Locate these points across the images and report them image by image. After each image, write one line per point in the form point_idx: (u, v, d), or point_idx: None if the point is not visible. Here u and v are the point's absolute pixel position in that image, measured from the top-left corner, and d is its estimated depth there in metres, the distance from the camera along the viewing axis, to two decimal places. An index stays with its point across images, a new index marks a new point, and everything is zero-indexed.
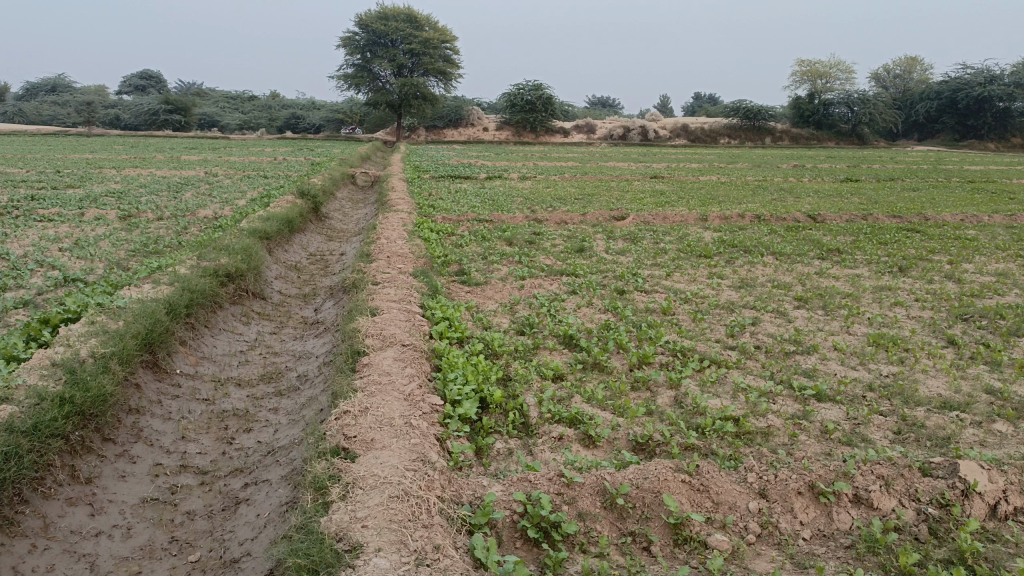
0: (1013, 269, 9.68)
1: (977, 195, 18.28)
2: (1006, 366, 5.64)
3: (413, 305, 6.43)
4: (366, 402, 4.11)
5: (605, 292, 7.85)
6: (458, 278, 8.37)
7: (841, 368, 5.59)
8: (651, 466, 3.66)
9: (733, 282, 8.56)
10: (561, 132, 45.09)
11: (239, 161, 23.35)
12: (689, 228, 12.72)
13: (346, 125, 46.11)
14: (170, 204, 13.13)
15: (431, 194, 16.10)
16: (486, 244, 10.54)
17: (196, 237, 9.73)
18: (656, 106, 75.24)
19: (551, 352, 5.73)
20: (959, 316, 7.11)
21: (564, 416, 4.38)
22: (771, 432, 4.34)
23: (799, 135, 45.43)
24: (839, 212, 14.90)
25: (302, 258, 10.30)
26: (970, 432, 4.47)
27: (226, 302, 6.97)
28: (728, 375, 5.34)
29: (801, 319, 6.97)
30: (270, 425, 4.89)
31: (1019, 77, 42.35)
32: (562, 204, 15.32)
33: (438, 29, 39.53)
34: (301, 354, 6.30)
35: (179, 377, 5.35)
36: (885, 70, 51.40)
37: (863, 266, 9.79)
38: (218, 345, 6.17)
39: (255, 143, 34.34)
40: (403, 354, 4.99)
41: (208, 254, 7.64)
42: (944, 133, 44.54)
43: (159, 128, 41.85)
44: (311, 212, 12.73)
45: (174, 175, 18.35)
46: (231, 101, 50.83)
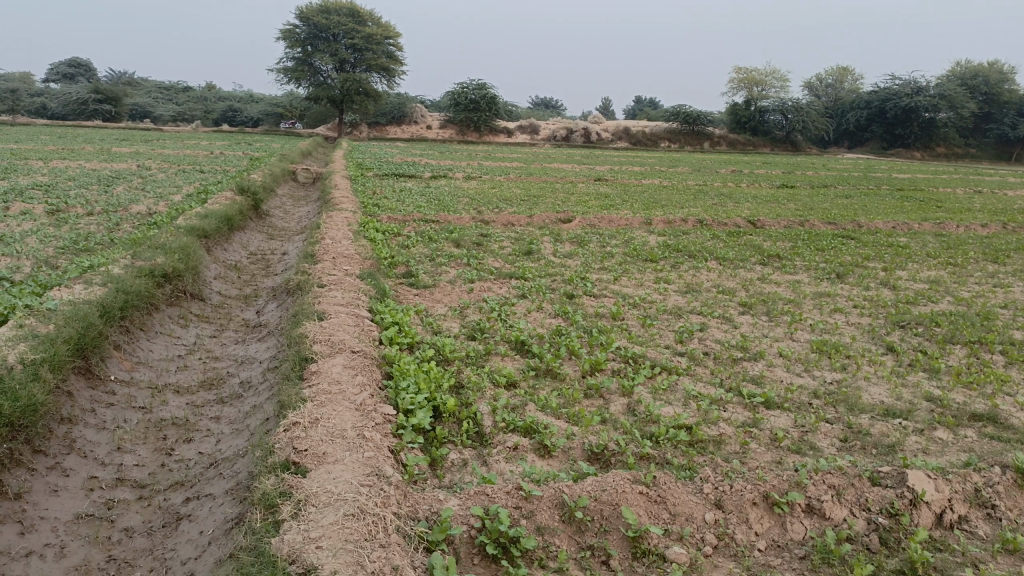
0: (943, 277, 10.04)
1: (906, 203, 18.96)
2: (943, 373, 5.83)
3: (362, 308, 6.28)
4: (316, 412, 3.97)
5: (554, 296, 7.84)
6: (406, 280, 8.25)
7: (788, 374, 5.68)
8: (609, 477, 3.64)
9: (679, 287, 8.65)
10: (505, 132, 45.15)
11: (174, 154, 22.63)
12: (635, 232, 12.84)
13: (285, 119, 45.26)
14: (100, 198, 12.60)
15: (375, 193, 15.88)
16: (433, 245, 10.42)
17: (130, 234, 9.35)
18: (599, 108, 76.06)
19: (502, 358, 5.67)
20: (897, 323, 7.32)
21: (519, 425, 4.33)
22: (724, 440, 4.37)
23: (736, 141, 46.46)
24: (778, 217, 15.25)
25: (242, 257, 10.01)
26: (913, 439, 4.60)
27: (163, 303, 6.70)
28: (680, 382, 5.36)
29: (747, 325, 7.07)
30: (211, 435, 4.70)
31: (944, 88, 44.08)
32: (508, 205, 15.29)
33: (381, 25, 39.07)
34: (243, 359, 6.09)
35: (114, 384, 5.10)
36: (819, 80, 52.99)
37: (802, 272, 10.02)
38: (154, 349, 5.92)
39: (191, 136, 33.41)
40: (353, 362, 4.86)
41: (144, 253, 7.34)
42: (873, 141, 46.14)
43: (88, 118, 40.32)
44: (251, 210, 12.39)
45: (105, 168, 17.66)
46: (165, 92, 49.27)
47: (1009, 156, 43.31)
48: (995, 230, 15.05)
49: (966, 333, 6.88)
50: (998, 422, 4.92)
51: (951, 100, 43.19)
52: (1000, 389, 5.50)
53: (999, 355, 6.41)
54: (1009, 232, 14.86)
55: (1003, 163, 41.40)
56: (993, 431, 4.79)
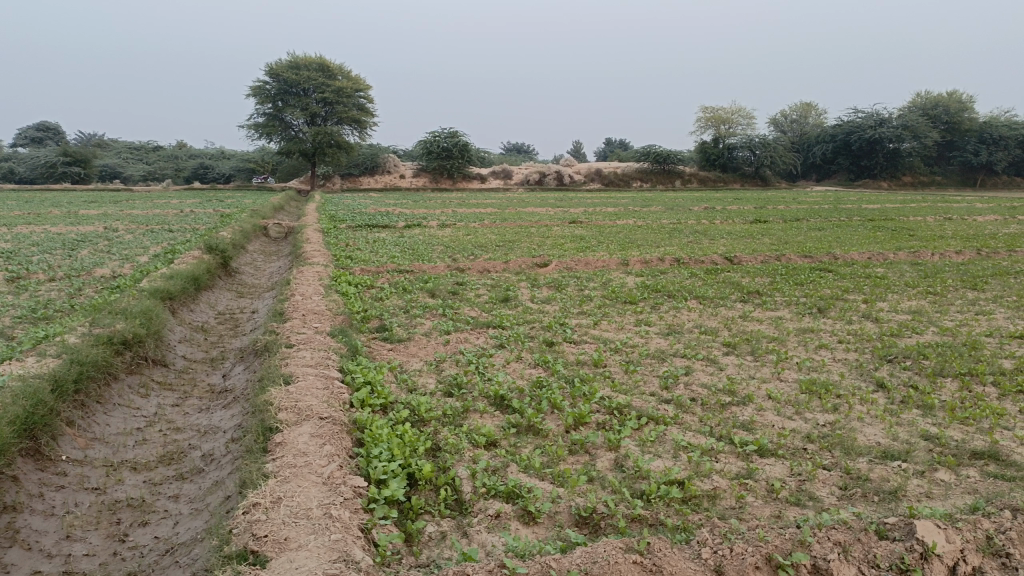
0: (925, 306, 9.95)
1: (878, 233, 19.09)
2: (937, 410, 5.64)
3: (332, 369, 5.99)
4: (278, 491, 3.66)
5: (533, 344, 7.60)
6: (380, 335, 7.98)
7: (779, 418, 5.44)
8: (599, 547, 3.35)
9: (661, 329, 8.46)
10: (478, 178, 45.34)
11: (142, 214, 22.32)
12: (612, 274, 12.71)
13: (257, 174, 45.20)
14: (64, 263, 12.24)
15: (348, 244, 15.64)
16: (407, 297, 10.17)
17: (91, 299, 9.03)
18: (570, 151, 77.16)
19: (481, 415, 5.39)
20: (884, 358, 7.15)
21: (501, 490, 4.06)
22: (718, 495, 4.12)
23: (707, 178, 47.01)
24: (754, 252, 15.19)
25: (210, 317, 9.70)
26: (915, 483, 4.38)
27: (122, 372, 6.37)
28: (668, 433, 5.09)
29: (732, 366, 6.85)
30: (169, 516, 4.35)
31: (905, 119, 45.07)
32: (483, 251, 15.12)
33: (350, 78, 39.31)
34: (206, 429, 5.74)
35: (65, 464, 4.76)
36: (783, 116, 54.04)
37: (783, 307, 9.88)
38: (112, 423, 5.57)
39: (160, 195, 33.07)
40: (321, 430, 4.55)
41: (103, 319, 7.01)
42: (839, 173, 47.10)
43: (57, 181, 39.87)
44: (220, 268, 12.11)
45: (70, 231, 17.29)
46: (134, 152, 48.95)
47: (973, 182, 44.18)
48: (970, 257, 15.11)
49: (956, 365, 6.73)
50: (1001, 459, 4.72)
51: (913, 130, 44.09)
52: (997, 424, 5.31)
53: (992, 386, 6.24)
54: (982, 258, 14.94)
55: (968, 190, 42.20)
56: (996, 469, 4.59)
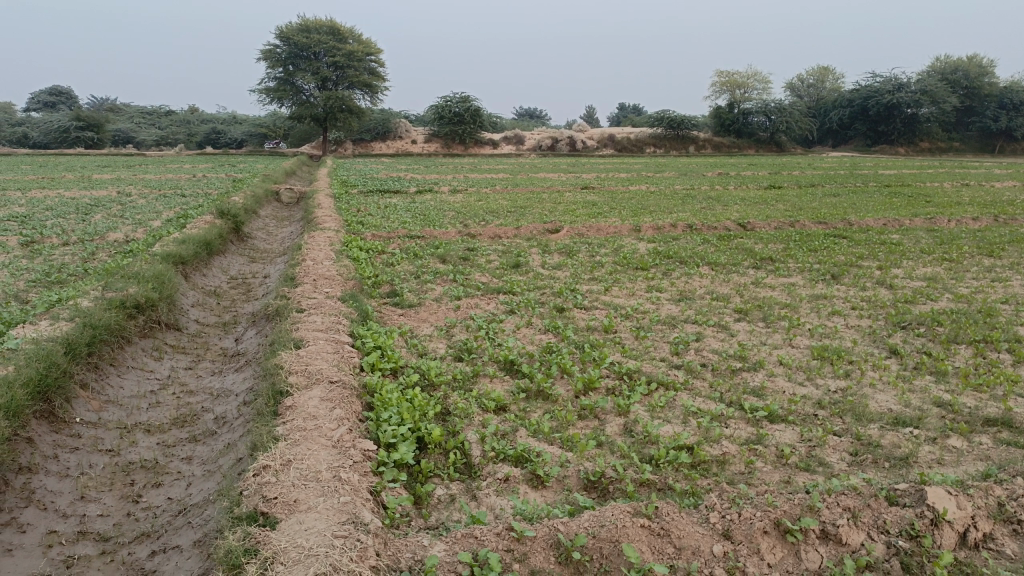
0: (941, 273, 9.84)
1: (894, 199, 18.85)
2: (950, 376, 5.60)
3: (342, 334, 6.00)
4: (288, 453, 3.68)
5: (543, 310, 7.58)
6: (390, 300, 7.98)
7: (790, 384, 5.42)
8: (607, 510, 3.36)
9: (672, 295, 8.41)
10: (490, 144, 45.03)
11: (156, 179, 22.32)
12: (623, 240, 12.63)
13: (269, 139, 45.07)
14: (78, 227, 12.28)
15: (359, 210, 15.61)
16: (418, 262, 10.16)
17: (104, 263, 9.06)
18: (583, 116, 76.37)
19: (491, 379, 5.40)
20: (898, 325, 7.09)
21: (510, 454, 4.07)
22: (727, 460, 4.12)
23: (721, 144, 46.47)
24: (767, 218, 15.05)
25: (222, 282, 9.73)
26: (927, 450, 4.36)
27: (135, 336, 6.41)
28: (678, 398, 5.08)
29: (743, 333, 6.81)
30: (182, 478, 4.40)
31: (925, 84, 44.26)
32: (494, 217, 15.06)
33: (361, 42, 38.94)
34: (219, 392, 5.78)
35: (80, 426, 4.81)
36: (800, 80, 53.15)
37: (796, 274, 9.80)
38: (125, 386, 5.62)
39: (172, 160, 33.05)
40: (332, 394, 4.57)
41: (115, 283, 7.04)
42: (856, 139, 46.48)
43: (70, 146, 39.88)
44: (232, 233, 12.11)
45: (84, 196, 17.33)
46: (146, 117, 48.83)
47: (992, 148, 43.47)
48: (987, 224, 14.92)
49: (970, 332, 6.66)
50: (1014, 426, 4.68)
51: (933, 95, 43.32)
52: (1011, 391, 5.27)
53: (1007, 354, 6.18)
54: (1000, 224, 14.74)
55: (986, 156, 41.54)
56: (1009, 437, 4.56)
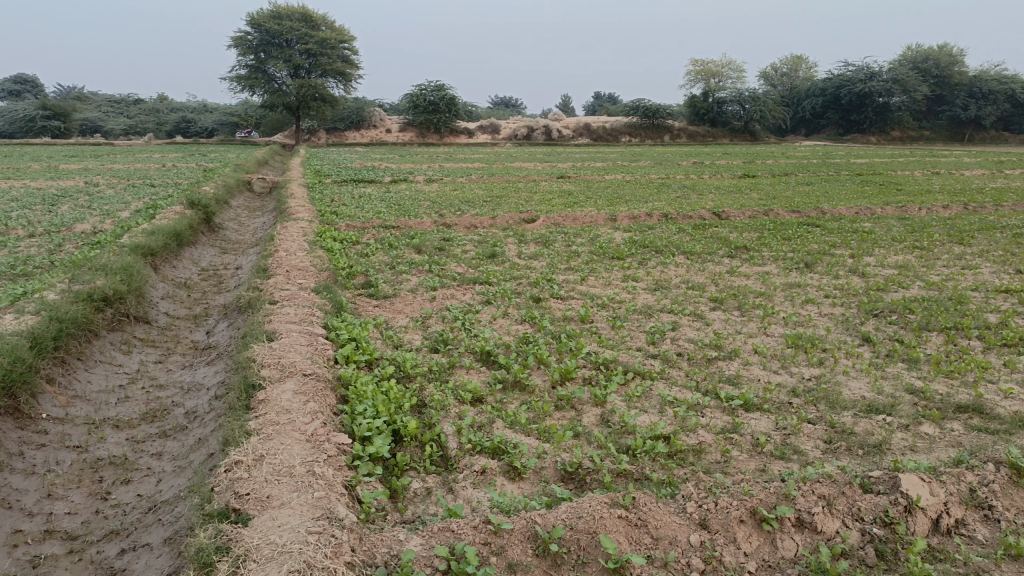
0: (912, 261, 9.95)
1: (866, 188, 19.03)
2: (922, 363, 5.67)
3: (316, 326, 5.92)
4: (261, 448, 3.62)
5: (519, 300, 7.55)
6: (365, 291, 7.90)
7: (765, 372, 5.45)
8: (584, 502, 3.34)
9: (648, 284, 8.42)
10: (465, 133, 44.81)
11: (125, 169, 21.93)
12: (599, 229, 12.62)
13: (241, 128, 44.49)
14: (44, 219, 12.02)
15: (334, 200, 15.45)
16: (393, 253, 10.07)
17: (72, 255, 8.88)
18: (558, 106, 76.26)
19: (467, 371, 5.36)
20: (870, 312, 7.15)
21: (486, 446, 4.04)
22: (703, 449, 4.13)
23: (696, 133, 46.67)
24: (742, 207, 15.13)
25: (193, 273, 9.57)
26: (900, 437, 4.40)
27: (103, 329, 6.28)
28: (654, 388, 5.08)
29: (719, 322, 6.84)
30: (151, 474, 4.32)
31: (895, 73, 44.75)
32: (470, 207, 14.98)
33: (334, 29, 38.50)
34: (190, 386, 5.69)
35: (46, 422, 4.71)
36: (773, 69, 53.45)
37: (771, 262, 9.86)
38: (93, 381, 5.51)
39: (142, 149, 32.48)
40: (305, 387, 4.50)
41: (83, 276, 6.89)
42: (828, 129, 46.91)
43: (36, 135, 39.08)
44: (203, 224, 11.92)
45: (50, 186, 16.98)
46: (115, 106, 47.95)
47: (961, 136, 44.07)
48: (956, 211, 15.13)
49: (941, 319, 6.74)
50: (985, 413, 4.74)
51: (903, 84, 43.83)
52: (982, 377, 5.34)
53: (977, 340, 6.26)
54: (969, 212, 14.95)
55: (955, 145, 42.12)
56: (980, 423, 4.62)
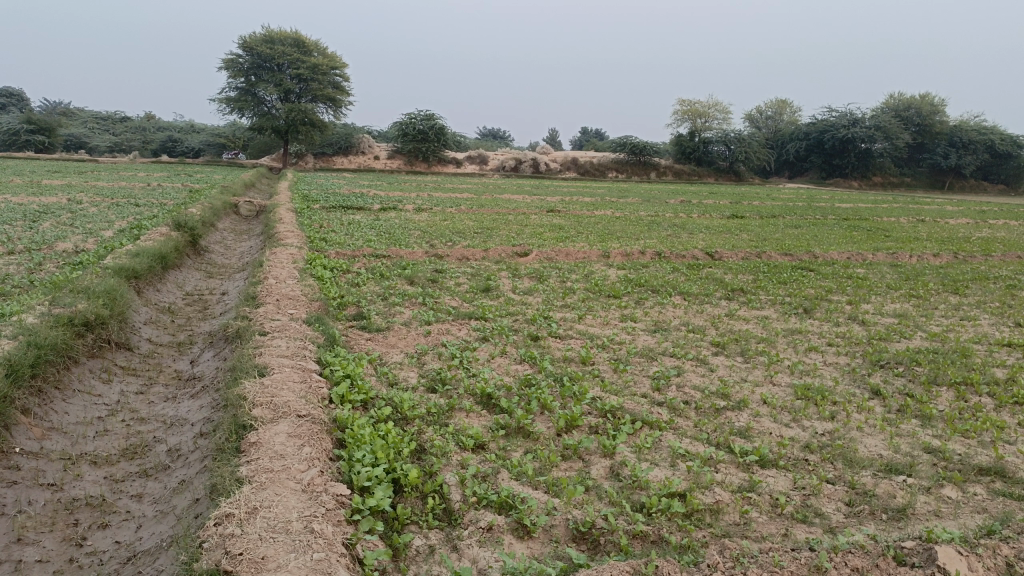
0: (910, 310, 9.87)
1: (855, 233, 19.11)
2: (936, 421, 5.49)
3: (309, 361, 5.66)
4: (254, 499, 3.35)
5: (517, 338, 7.33)
6: (357, 323, 7.65)
7: (776, 426, 5.24)
8: (604, 570, 3.11)
9: (647, 325, 8.25)
10: (454, 162, 44.87)
11: (108, 187, 21.58)
12: (593, 266, 12.47)
13: (228, 149, 44.23)
14: (25, 235, 11.69)
15: (322, 226, 15.22)
16: (385, 283, 9.83)
17: (52, 275, 8.56)
18: (546, 140, 76.76)
19: (467, 414, 5.12)
20: (876, 363, 7.00)
21: (493, 500, 3.78)
22: (721, 509, 3.90)
23: (682, 171, 46.99)
24: (735, 248, 15.05)
25: (177, 298, 9.27)
26: (923, 501, 4.20)
27: (83, 356, 5.97)
28: (664, 439, 4.86)
29: (723, 368, 6.65)
30: (131, 519, 4.01)
31: (878, 120, 45.43)
32: (462, 238, 14.80)
33: (326, 55, 38.54)
34: (173, 421, 5.38)
35: (19, 457, 4.39)
36: (759, 111, 54.09)
37: (768, 306, 9.73)
38: (71, 412, 5.20)
39: (126, 167, 32.11)
40: (299, 429, 4.24)
41: (64, 298, 6.59)
42: (811, 172, 47.52)
43: (19, 149, 38.59)
44: (189, 246, 11.64)
45: (32, 201, 16.61)
46: (101, 123, 47.60)
47: (941, 184, 44.74)
48: (947, 260, 15.15)
49: (949, 373, 6.59)
50: (1007, 476, 4.57)
51: (885, 131, 44.51)
52: (999, 438, 5.17)
53: (988, 397, 6.12)
54: (959, 261, 14.99)
55: (935, 192, 42.75)
56: (1003, 487, 4.44)
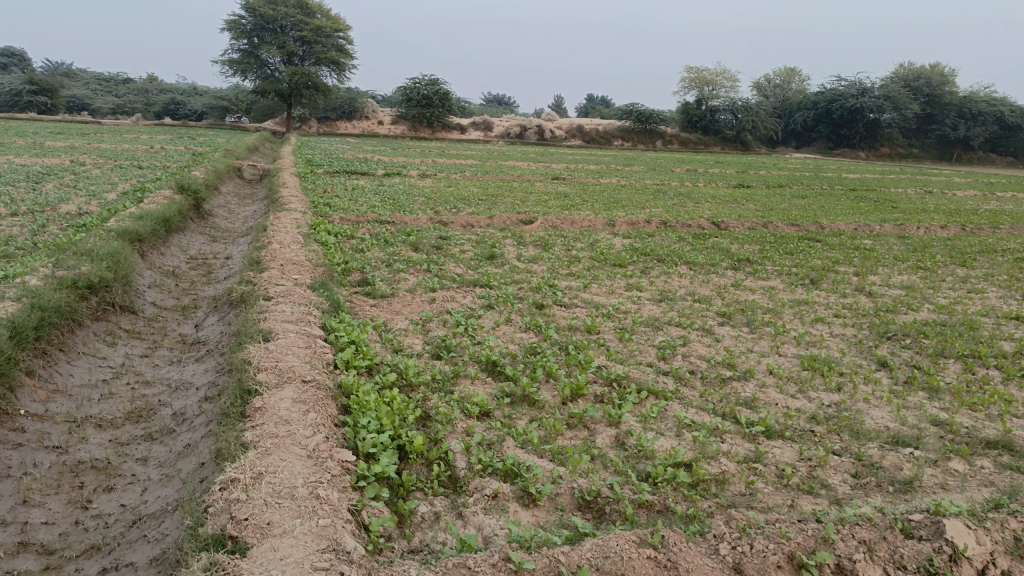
0: (917, 282, 9.80)
1: (862, 204, 18.96)
2: (943, 393, 5.46)
3: (314, 326, 5.63)
4: (260, 465, 3.34)
5: (522, 306, 7.30)
6: (361, 289, 7.62)
7: (782, 396, 5.22)
8: (610, 539, 3.11)
9: (653, 295, 8.20)
10: (458, 129, 44.52)
11: (111, 149, 21.43)
12: (599, 234, 12.39)
13: (231, 112, 43.89)
14: (28, 197, 11.62)
15: (326, 191, 15.12)
16: (390, 249, 9.78)
17: (55, 238, 8.51)
18: (551, 106, 75.97)
19: (473, 381, 5.10)
20: (883, 335, 6.96)
21: (498, 468, 3.78)
22: (727, 479, 3.89)
23: (688, 140, 46.58)
24: (741, 218, 14.95)
25: (181, 262, 9.23)
26: (930, 473, 4.19)
27: (87, 319, 5.95)
28: (669, 409, 4.83)
29: (729, 338, 6.61)
30: (137, 483, 4.01)
31: (888, 89, 44.87)
32: (466, 205, 14.70)
33: (330, 18, 38.04)
34: (178, 384, 5.37)
35: (24, 419, 4.38)
36: (767, 79, 53.43)
37: (775, 277, 9.67)
38: (75, 375, 5.19)
39: (129, 130, 31.89)
40: (304, 395, 4.22)
41: (67, 261, 6.55)
42: (818, 142, 47.13)
43: (22, 110, 38.30)
44: (192, 210, 11.57)
45: (35, 163, 16.52)
46: (103, 84, 47.18)
47: (949, 156, 44.33)
48: (955, 232, 15.03)
49: (957, 346, 6.55)
50: (1014, 450, 4.55)
51: (895, 101, 44.00)
52: (1007, 411, 5.14)
53: (995, 370, 6.09)
54: (967, 233, 14.87)
55: (943, 163, 42.38)
56: (1010, 461, 4.42)
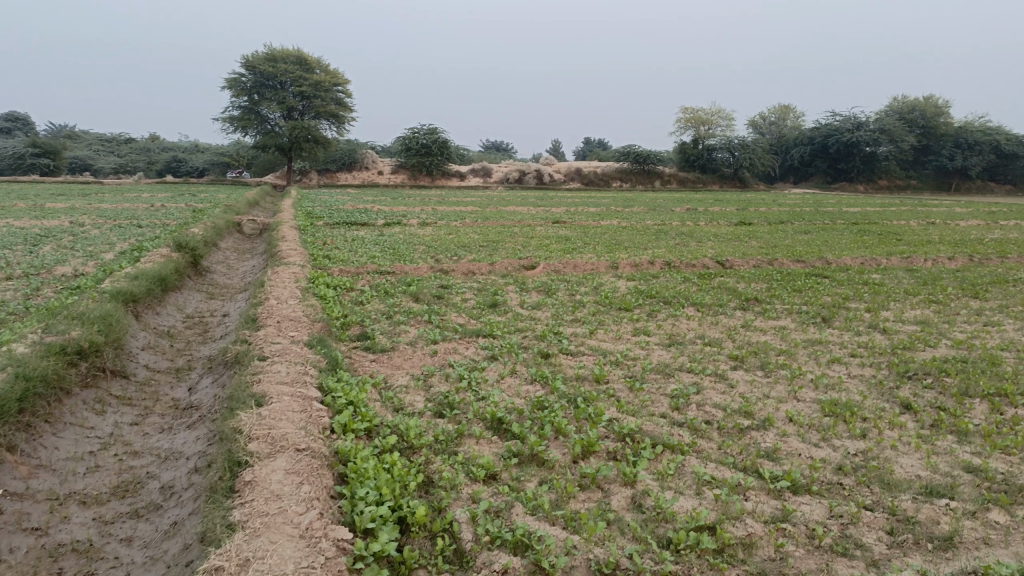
0: (931, 316, 9.54)
1: (865, 238, 18.76)
2: (973, 436, 5.18)
3: (310, 388, 5.38)
4: (247, 549, 3.08)
5: (527, 356, 7.05)
6: (361, 344, 7.39)
7: (805, 446, 4.93)
8: None
9: (661, 339, 7.95)
10: (457, 176, 44.75)
11: (111, 208, 21.43)
12: (602, 277, 12.19)
13: (232, 167, 44.24)
14: (24, 259, 11.48)
15: (326, 243, 15.00)
16: (390, 301, 9.57)
17: (48, 301, 8.32)
18: (549, 151, 76.64)
19: (478, 441, 4.83)
20: (903, 375, 6.68)
21: (508, 539, 3.50)
22: (754, 543, 3.60)
23: (686, 179, 46.74)
24: (746, 256, 14.75)
25: (177, 321, 9.02)
26: (970, 526, 3.90)
27: (75, 387, 5.72)
28: (687, 464, 4.56)
29: (743, 384, 6.34)
30: (119, 567, 3.74)
31: (882, 123, 45.07)
32: (467, 252, 14.54)
33: (328, 72, 38.51)
34: (168, 454, 5.11)
35: (2, 499, 4.13)
36: (762, 117, 53.84)
37: (785, 316, 9.42)
38: (61, 447, 4.94)
39: (131, 188, 32.07)
40: (298, 466, 3.96)
41: (56, 325, 6.33)
42: (816, 176, 47.24)
43: (24, 172, 38.59)
44: (190, 267, 11.42)
45: (34, 225, 16.47)
46: (105, 144, 47.68)
47: (948, 186, 44.32)
48: (962, 263, 14.80)
49: (982, 384, 6.27)
50: None
51: (890, 134, 44.14)
52: None
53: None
54: (976, 264, 14.64)
55: (943, 194, 42.35)
56: None
